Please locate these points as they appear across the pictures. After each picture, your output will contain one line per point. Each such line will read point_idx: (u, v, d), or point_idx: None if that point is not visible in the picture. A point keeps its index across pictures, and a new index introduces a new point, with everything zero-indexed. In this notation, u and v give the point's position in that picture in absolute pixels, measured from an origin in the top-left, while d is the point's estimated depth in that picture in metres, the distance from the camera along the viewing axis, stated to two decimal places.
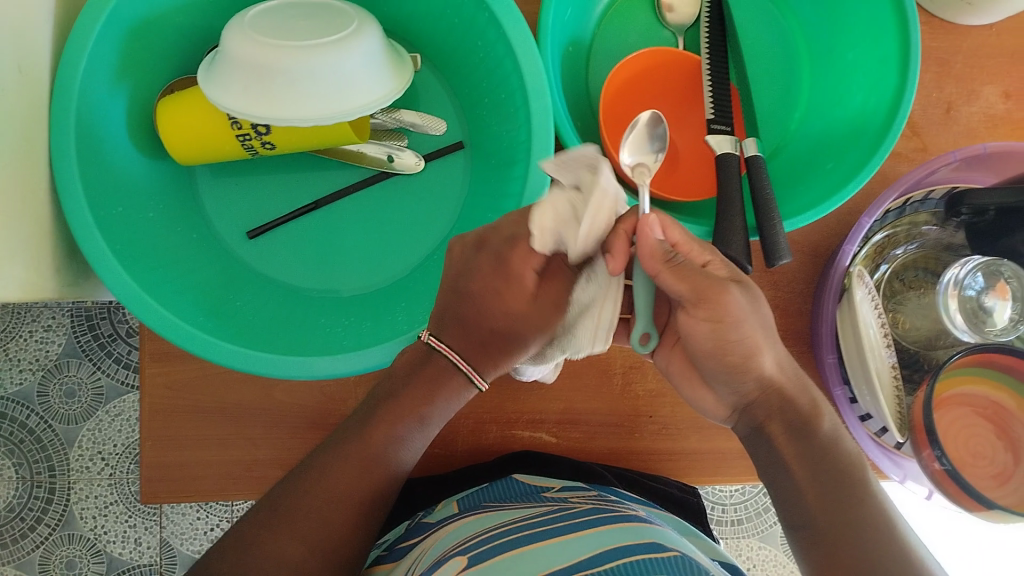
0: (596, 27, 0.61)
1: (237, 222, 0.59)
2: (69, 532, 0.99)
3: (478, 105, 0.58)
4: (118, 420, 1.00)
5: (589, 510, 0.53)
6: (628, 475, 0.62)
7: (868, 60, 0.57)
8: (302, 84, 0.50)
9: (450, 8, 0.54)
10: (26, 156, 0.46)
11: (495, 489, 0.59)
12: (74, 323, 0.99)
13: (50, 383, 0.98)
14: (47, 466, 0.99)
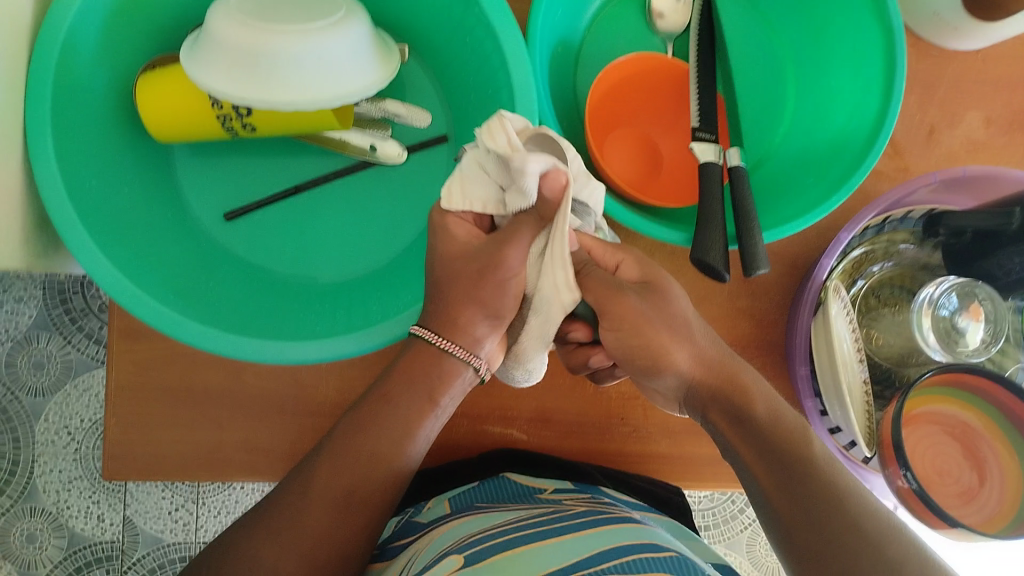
0: (585, 32, 0.60)
1: (216, 202, 0.59)
2: (30, 505, 0.98)
3: (463, 100, 0.58)
4: (87, 396, 0.99)
5: (580, 512, 0.53)
6: (616, 476, 0.63)
7: (854, 77, 0.57)
8: (287, 69, 0.50)
9: (439, 1, 0.53)
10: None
11: (486, 489, 0.59)
12: (46, 295, 0.98)
13: (18, 354, 0.97)
14: (12, 437, 0.97)
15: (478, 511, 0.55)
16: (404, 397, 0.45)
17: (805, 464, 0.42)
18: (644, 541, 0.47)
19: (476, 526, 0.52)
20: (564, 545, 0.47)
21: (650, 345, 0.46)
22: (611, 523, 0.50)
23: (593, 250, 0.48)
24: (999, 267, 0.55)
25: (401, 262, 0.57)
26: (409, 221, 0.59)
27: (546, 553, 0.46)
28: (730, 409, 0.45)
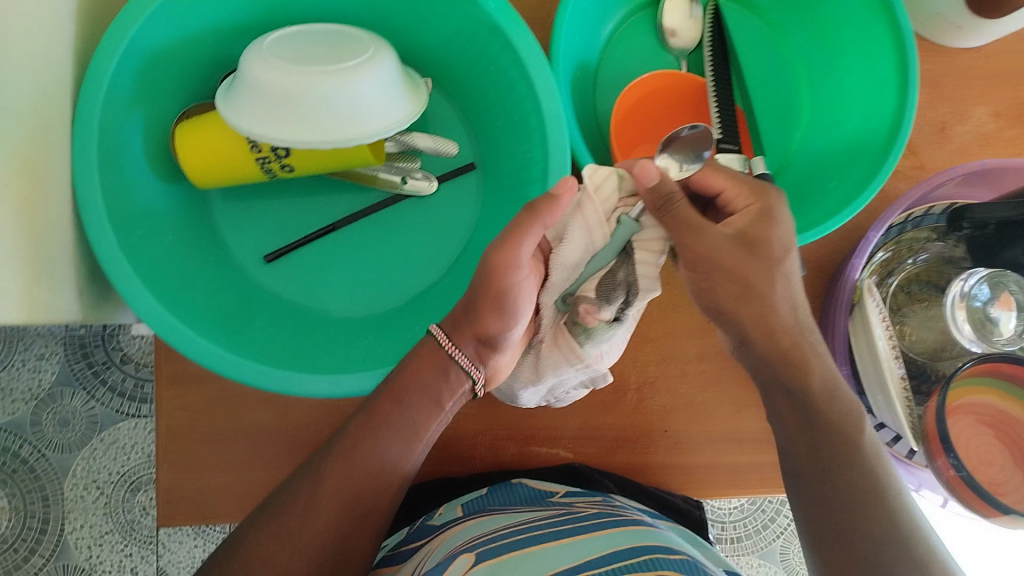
0: (602, 52, 0.62)
1: (253, 247, 0.60)
2: (63, 563, 0.98)
3: (490, 129, 0.59)
4: (113, 449, 0.98)
5: (594, 514, 0.54)
6: (630, 485, 0.63)
7: (866, 82, 0.59)
8: (324, 107, 0.51)
9: (461, 33, 0.55)
10: (48, 181, 0.46)
11: (495, 496, 0.59)
12: (68, 351, 0.98)
13: (43, 413, 0.98)
14: (41, 496, 0.98)
15: (490, 513, 0.56)
16: (412, 400, 0.46)
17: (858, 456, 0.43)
18: (654, 544, 0.48)
19: (477, 531, 0.53)
20: (568, 548, 0.47)
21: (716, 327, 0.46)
22: (618, 527, 0.51)
23: (725, 188, 0.47)
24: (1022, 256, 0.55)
25: (439, 293, 0.59)
26: (441, 251, 0.61)
27: (553, 555, 0.46)
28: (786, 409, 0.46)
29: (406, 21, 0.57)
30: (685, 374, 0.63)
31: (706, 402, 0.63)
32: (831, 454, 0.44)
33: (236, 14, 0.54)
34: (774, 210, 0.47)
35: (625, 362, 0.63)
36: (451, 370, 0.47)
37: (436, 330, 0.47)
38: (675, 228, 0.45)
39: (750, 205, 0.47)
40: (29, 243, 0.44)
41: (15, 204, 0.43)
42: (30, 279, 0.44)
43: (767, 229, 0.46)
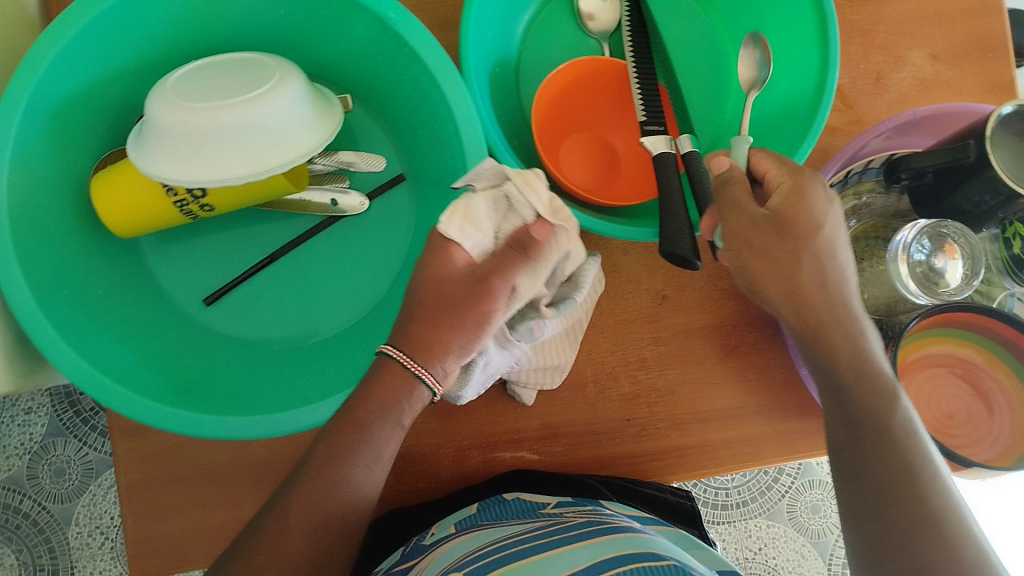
0: (520, 46, 0.61)
1: (191, 290, 0.59)
2: None
3: (413, 138, 0.58)
4: (112, 492, 0.99)
5: (584, 522, 0.53)
6: (622, 484, 0.61)
7: (789, 43, 0.58)
8: (224, 145, 0.50)
9: (369, 46, 0.54)
10: None
11: (488, 512, 0.58)
12: (54, 401, 0.98)
13: (38, 465, 0.97)
14: (47, 549, 0.97)
15: (480, 528, 0.55)
16: (375, 429, 0.45)
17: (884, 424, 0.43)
18: (641, 550, 0.47)
19: (471, 547, 0.52)
20: (561, 557, 0.47)
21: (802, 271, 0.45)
22: (607, 534, 0.50)
23: (768, 171, 0.47)
24: (966, 201, 0.54)
25: (381, 314, 0.58)
26: (381, 267, 0.60)
27: (545, 565, 0.46)
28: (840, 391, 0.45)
29: (314, 41, 0.56)
30: (643, 359, 0.63)
31: (669, 385, 0.63)
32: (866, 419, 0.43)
33: (137, 53, 0.53)
34: (811, 190, 0.45)
35: (583, 354, 0.62)
36: (416, 388, 0.47)
37: (396, 350, 0.46)
38: (773, 199, 0.45)
39: (784, 182, 0.45)
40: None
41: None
42: None
43: (803, 205, 0.44)
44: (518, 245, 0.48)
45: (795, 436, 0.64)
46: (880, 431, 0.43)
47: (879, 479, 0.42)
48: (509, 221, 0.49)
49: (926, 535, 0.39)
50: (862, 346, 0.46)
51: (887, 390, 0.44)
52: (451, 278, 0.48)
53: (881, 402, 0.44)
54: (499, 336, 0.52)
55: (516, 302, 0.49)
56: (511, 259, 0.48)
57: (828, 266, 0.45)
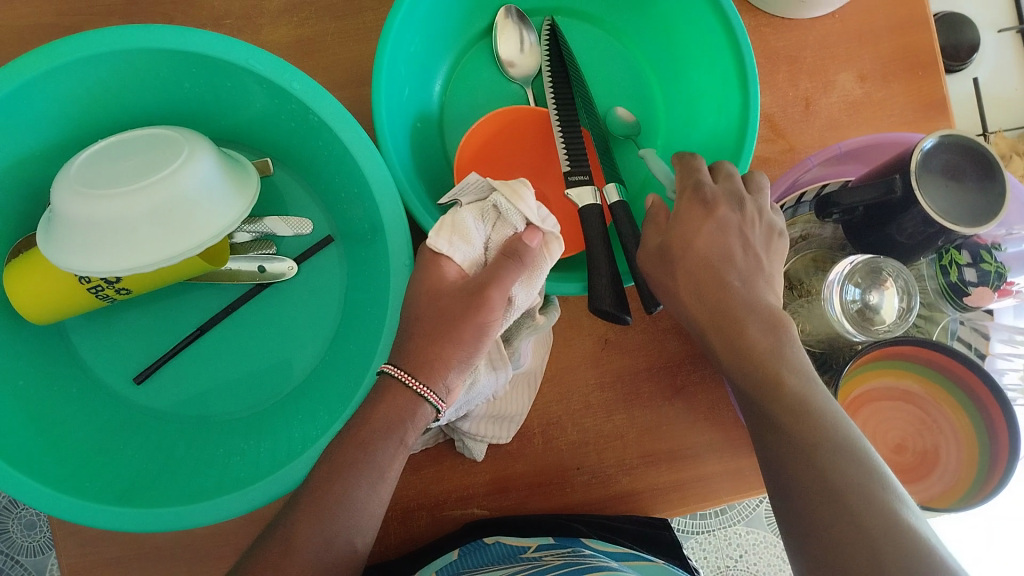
0: (442, 98, 0.61)
1: (122, 368, 0.58)
2: None
3: (337, 199, 0.57)
4: None
5: (562, 566, 0.51)
6: (596, 522, 0.60)
7: (710, 81, 0.57)
8: (127, 232, 0.49)
9: (282, 114, 0.53)
10: None
11: (469, 559, 0.56)
12: None
13: (8, 518, 0.95)
14: None
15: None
16: (380, 448, 0.43)
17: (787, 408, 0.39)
18: None
19: None
20: None
21: (712, 277, 0.45)
22: None
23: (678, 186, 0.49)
24: (898, 232, 0.53)
25: (314, 384, 0.57)
26: (315, 332, 0.59)
27: None
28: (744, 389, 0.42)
29: (226, 111, 0.55)
30: (588, 406, 0.62)
31: (616, 430, 0.62)
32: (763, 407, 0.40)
33: (42, 137, 0.52)
34: (691, 207, 0.47)
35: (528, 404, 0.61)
36: (418, 407, 0.45)
37: (397, 370, 0.45)
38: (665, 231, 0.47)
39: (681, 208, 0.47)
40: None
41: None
42: None
43: (680, 226, 0.46)
44: (511, 252, 0.46)
45: (749, 473, 0.62)
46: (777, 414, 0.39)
47: (784, 470, 0.38)
48: (497, 235, 0.48)
49: (832, 516, 0.35)
50: (742, 342, 0.42)
51: (777, 378, 0.40)
52: (445, 292, 0.46)
53: (775, 394, 0.40)
54: (493, 359, 0.53)
55: (514, 312, 0.48)
56: (503, 265, 0.46)
57: (727, 269, 0.45)
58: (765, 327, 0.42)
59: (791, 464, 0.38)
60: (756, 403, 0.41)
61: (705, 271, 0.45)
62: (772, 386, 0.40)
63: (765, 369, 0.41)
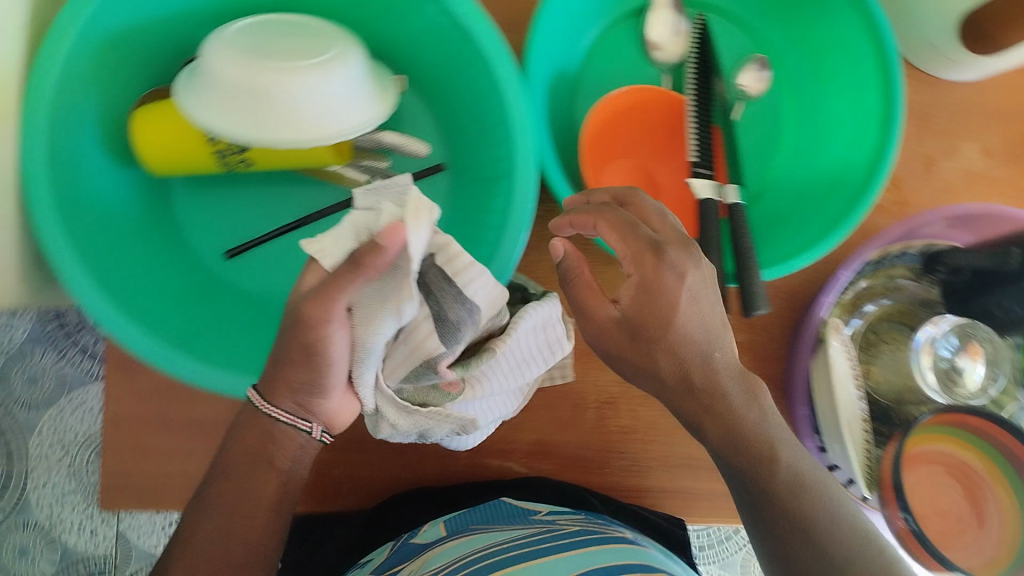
0: (582, 62, 0.60)
1: (215, 241, 0.58)
2: (23, 518, 1.02)
3: (462, 130, 0.57)
4: (78, 411, 0.99)
5: (576, 531, 0.55)
6: (616, 502, 0.63)
7: (854, 112, 0.57)
8: (269, 107, 0.49)
9: (434, 38, 0.54)
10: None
11: (479, 513, 0.61)
12: (40, 314, 0.99)
13: (12, 370, 1.00)
14: (5, 453, 1.00)
15: (472, 532, 0.57)
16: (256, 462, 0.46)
17: (776, 474, 0.41)
18: (637, 562, 0.49)
19: (462, 550, 0.54)
20: (549, 565, 0.49)
21: (690, 351, 0.42)
22: (602, 543, 0.52)
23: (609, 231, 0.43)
24: (997, 306, 0.55)
25: None
26: None
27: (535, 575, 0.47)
28: (722, 447, 0.42)
29: (377, 20, 0.56)
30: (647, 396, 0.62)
31: (666, 426, 0.62)
32: (753, 470, 0.41)
33: None
34: (660, 277, 0.41)
35: (587, 380, 0.62)
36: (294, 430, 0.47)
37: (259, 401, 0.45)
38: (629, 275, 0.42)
39: (635, 276, 0.42)
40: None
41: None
42: None
43: (652, 306, 0.41)
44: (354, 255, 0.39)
45: None
46: (768, 479, 0.41)
47: (780, 535, 0.40)
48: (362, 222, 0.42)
49: None
50: (730, 419, 0.41)
51: (769, 447, 0.41)
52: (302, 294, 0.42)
53: (768, 463, 0.41)
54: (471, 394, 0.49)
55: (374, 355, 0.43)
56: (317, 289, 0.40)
57: (704, 347, 0.42)
58: (750, 403, 0.42)
59: (787, 533, 0.40)
60: (741, 469, 0.41)
61: (664, 344, 0.42)
62: (753, 449, 0.41)
63: (749, 437, 0.41)
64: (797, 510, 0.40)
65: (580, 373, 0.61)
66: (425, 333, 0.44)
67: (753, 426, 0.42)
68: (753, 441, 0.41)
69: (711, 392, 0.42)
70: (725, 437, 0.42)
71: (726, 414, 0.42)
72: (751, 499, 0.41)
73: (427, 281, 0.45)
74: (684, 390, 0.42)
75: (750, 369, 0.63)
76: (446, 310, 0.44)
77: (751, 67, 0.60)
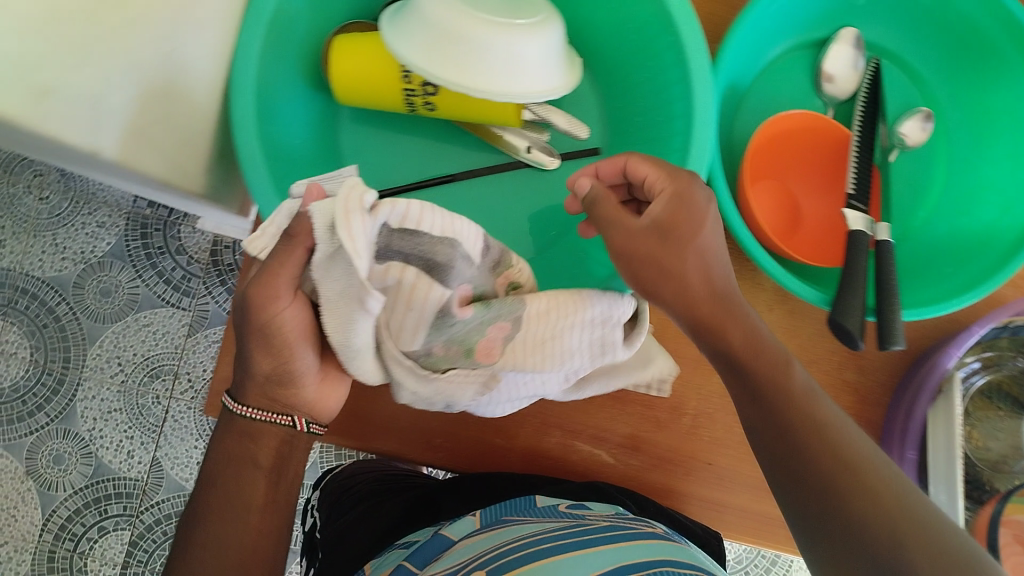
0: (753, 80, 0.61)
1: (371, 181, 0.60)
2: (65, 428, 0.99)
3: (627, 123, 0.60)
4: (145, 331, 1.01)
5: (605, 526, 0.53)
6: (665, 511, 0.62)
7: (1012, 179, 0.60)
8: (481, 55, 0.50)
9: (630, 24, 0.56)
10: (217, 47, 0.48)
11: (506, 507, 0.58)
12: (127, 226, 1.00)
13: (88, 279, 1.00)
14: (62, 358, 0.99)
15: (502, 525, 0.55)
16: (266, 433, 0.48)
17: (796, 405, 0.44)
18: (663, 558, 0.48)
19: (494, 541, 0.52)
20: (581, 558, 0.46)
21: (704, 257, 0.46)
22: (635, 538, 0.51)
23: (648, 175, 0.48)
24: None
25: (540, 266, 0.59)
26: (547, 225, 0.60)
27: (568, 563, 0.45)
28: (737, 372, 0.46)
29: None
30: None
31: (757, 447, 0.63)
32: (771, 404, 0.45)
33: None
34: (691, 192, 0.47)
35: (691, 386, 0.63)
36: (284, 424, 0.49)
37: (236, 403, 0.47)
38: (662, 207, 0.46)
39: (665, 188, 0.47)
40: (192, 102, 0.46)
41: (191, 59, 0.44)
42: (179, 135, 0.44)
43: (683, 208, 0.45)
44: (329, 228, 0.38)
45: None
46: (794, 410, 0.44)
47: (802, 467, 0.43)
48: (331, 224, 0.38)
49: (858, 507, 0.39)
50: (748, 332, 0.46)
51: (784, 365, 0.45)
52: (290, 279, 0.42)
53: (784, 391, 0.45)
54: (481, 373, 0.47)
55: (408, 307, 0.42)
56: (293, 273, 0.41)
57: (715, 253, 0.46)
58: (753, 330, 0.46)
59: (808, 462, 0.42)
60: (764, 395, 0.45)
61: (681, 255, 0.45)
62: (769, 381, 0.45)
63: (767, 374, 0.45)
64: (815, 432, 0.43)
65: (686, 379, 0.62)
66: (424, 287, 0.42)
67: (777, 361, 0.46)
68: (765, 362, 0.46)
69: (721, 321, 0.46)
70: (733, 365, 0.46)
71: (736, 325, 0.46)
72: (768, 427, 0.45)
73: (394, 246, 0.41)
74: (706, 301, 0.46)
75: (851, 410, 0.63)
76: (435, 255, 0.42)
77: (916, 118, 0.61)
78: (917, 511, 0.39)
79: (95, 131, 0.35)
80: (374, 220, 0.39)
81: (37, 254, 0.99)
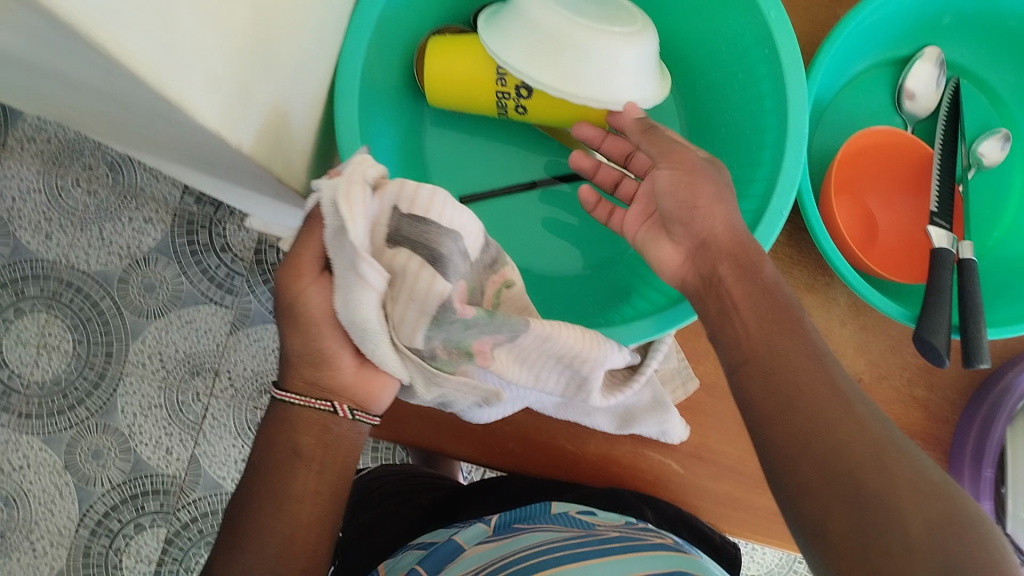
0: (834, 95, 0.62)
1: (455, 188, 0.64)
2: (105, 422, 0.96)
3: (709, 134, 0.61)
4: (187, 328, 0.97)
5: (614, 538, 0.51)
6: (679, 514, 0.61)
7: None
8: (583, 60, 0.51)
9: (721, 35, 0.57)
10: (330, 43, 0.49)
11: (510, 515, 0.57)
12: (174, 223, 0.96)
13: (133, 273, 0.96)
14: (105, 351, 0.96)
15: (514, 533, 0.54)
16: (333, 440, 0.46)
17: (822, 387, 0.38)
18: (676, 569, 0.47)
19: (505, 551, 0.50)
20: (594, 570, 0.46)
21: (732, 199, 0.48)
22: (642, 551, 0.50)
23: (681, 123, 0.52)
24: None
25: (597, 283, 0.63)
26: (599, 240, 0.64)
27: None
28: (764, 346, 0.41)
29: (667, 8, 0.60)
30: None
31: None
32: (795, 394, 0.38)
33: None
34: None
35: None
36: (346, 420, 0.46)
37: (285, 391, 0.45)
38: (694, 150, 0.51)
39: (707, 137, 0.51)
40: (311, 97, 0.47)
41: (313, 54, 0.45)
42: (301, 129, 0.45)
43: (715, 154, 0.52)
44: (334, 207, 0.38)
45: None
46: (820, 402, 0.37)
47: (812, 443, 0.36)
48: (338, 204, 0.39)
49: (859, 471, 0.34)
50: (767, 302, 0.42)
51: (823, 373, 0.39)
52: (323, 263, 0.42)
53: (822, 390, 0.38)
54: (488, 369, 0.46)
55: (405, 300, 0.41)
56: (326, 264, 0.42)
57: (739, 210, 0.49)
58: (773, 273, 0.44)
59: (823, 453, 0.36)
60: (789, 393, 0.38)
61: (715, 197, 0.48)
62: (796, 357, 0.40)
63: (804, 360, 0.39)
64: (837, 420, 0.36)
65: None
66: (426, 278, 0.40)
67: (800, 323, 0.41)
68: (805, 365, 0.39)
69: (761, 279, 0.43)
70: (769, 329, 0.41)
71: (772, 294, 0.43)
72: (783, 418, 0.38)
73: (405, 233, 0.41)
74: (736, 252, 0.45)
75: (922, 426, 0.63)
76: (440, 247, 0.41)
77: (994, 138, 0.61)
78: (915, 474, 0.34)
79: (252, 123, 0.36)
80: (380, 200, 0.41)
81: (83, 247, 0.96)
